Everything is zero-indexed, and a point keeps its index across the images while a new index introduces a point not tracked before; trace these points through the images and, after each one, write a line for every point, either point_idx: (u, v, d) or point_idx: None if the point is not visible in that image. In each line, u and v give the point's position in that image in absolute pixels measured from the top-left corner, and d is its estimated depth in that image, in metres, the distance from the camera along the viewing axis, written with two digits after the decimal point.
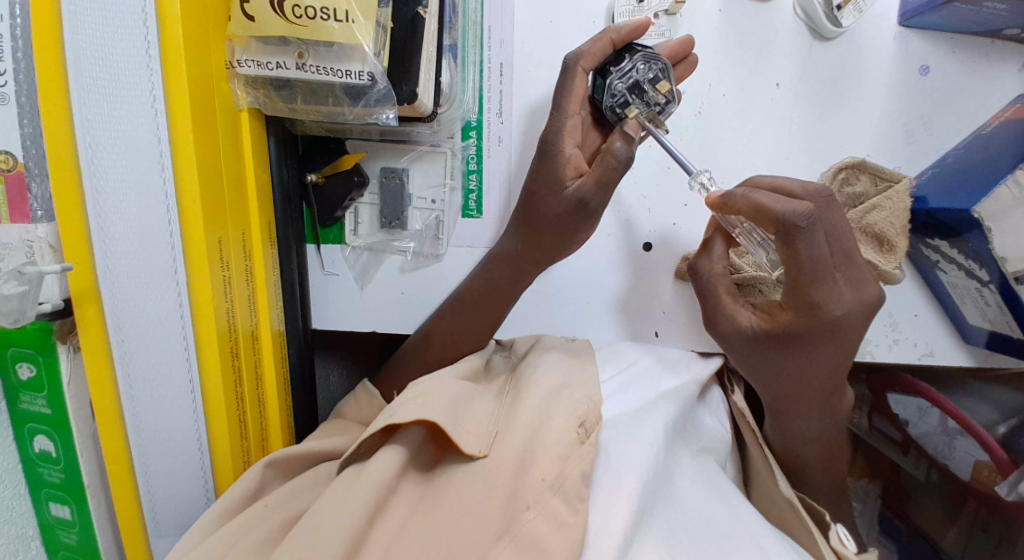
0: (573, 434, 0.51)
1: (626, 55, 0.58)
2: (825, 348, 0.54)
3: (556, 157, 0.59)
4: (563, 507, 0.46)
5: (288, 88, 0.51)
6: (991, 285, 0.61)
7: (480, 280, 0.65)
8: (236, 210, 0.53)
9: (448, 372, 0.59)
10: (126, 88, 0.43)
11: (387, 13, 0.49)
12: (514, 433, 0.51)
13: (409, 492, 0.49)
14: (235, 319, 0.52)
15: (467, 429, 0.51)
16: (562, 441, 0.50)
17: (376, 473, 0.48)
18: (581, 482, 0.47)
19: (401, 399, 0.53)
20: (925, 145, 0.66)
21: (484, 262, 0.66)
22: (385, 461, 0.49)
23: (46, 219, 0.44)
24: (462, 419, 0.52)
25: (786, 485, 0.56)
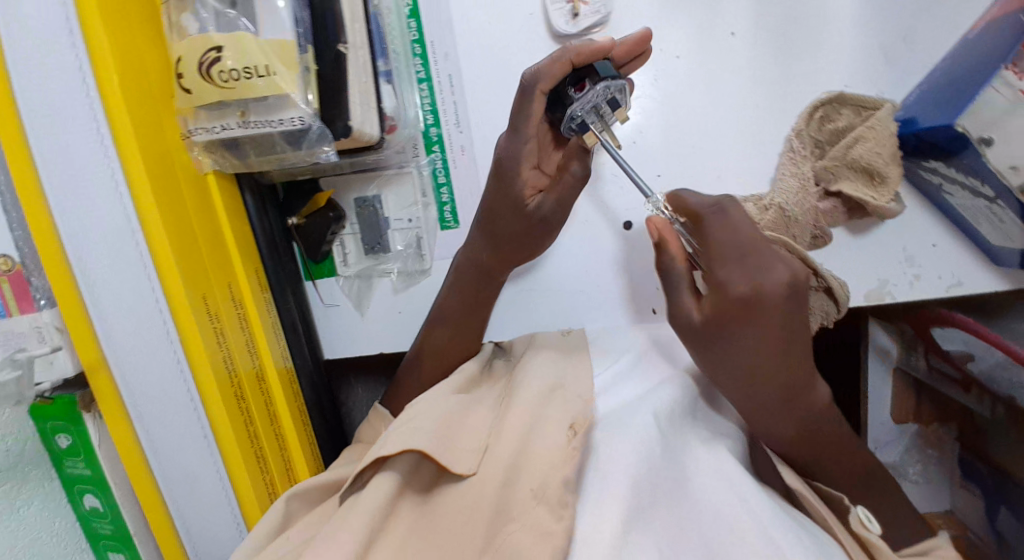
0: (562, 441, 0.53)
1: (587, 81, 0.54)
2: (752, 327, 0.48)
3: (513, 180, 0.60)
4: (546, 516, 0.47)
5: (239, 148, 0.55)
6: (999, 201, 0.56)
7: (458, 295, 0.67)
8: (218, 266, 0.57)
9: (442, 388, 0.60)
10: (89, 177, 0.48)
11: (308, 57, 0.51)
12: (503, 444, 0.53)
13: (408, 513, 0.51)
14: (235, 366, 0.57)
15: (456, 449, 0.53)
16: (556, 453, 0.52)
17: (374, 500, 0.50)
18: (562, 490, 0.48)
19: (392, 427, 0.55)
20: (912, 64, 0.61)
21: (450, 276, 0.68)
22: (381, 487, 0.51)
23: (49, 305, 0.49)
24: (451, 441, 0.53)
25: (788, 472, 0.55)
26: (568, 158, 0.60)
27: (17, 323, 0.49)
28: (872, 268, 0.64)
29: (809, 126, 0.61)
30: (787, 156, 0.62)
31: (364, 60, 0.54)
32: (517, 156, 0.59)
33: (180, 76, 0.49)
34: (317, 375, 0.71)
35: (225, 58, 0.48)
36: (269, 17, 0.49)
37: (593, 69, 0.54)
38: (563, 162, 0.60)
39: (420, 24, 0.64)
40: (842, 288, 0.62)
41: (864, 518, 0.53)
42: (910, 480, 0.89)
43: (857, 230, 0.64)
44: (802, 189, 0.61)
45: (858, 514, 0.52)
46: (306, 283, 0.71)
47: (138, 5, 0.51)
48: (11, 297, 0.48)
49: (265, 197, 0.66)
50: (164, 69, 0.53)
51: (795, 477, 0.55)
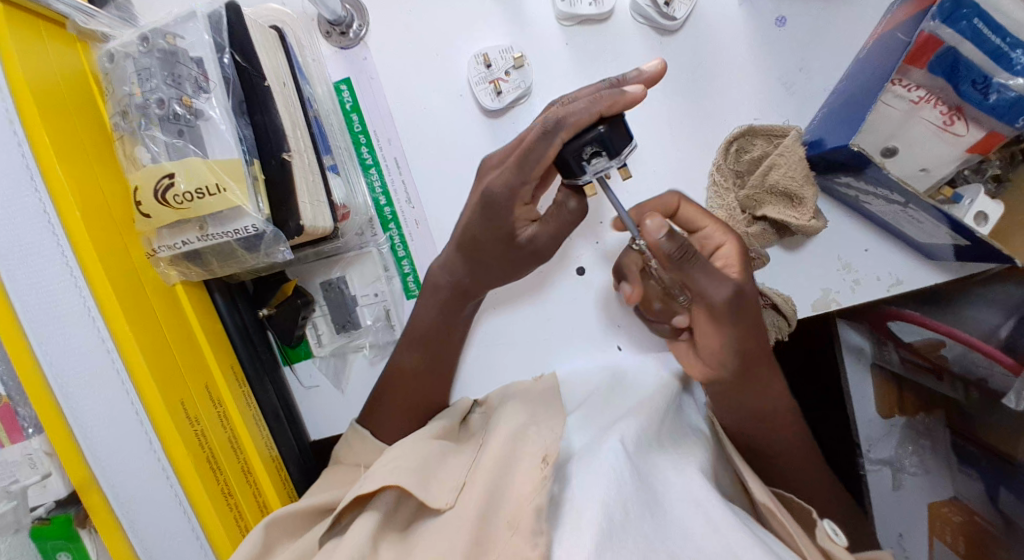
0: (537, 473, 0.54)
1: (603, 152, 0.53)
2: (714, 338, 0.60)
3: (509, 215, 0.62)
4: (524, 544, 0.48)
5: (201, 258, 0.60)
6: (912, 204, 0.58)
7: (427, 320, 0.70)
8: (194, 367, 0.61)
9: (424, 433, 0.63)
10: (62, 306, 0.51)
11: (255, 167, 0.55)
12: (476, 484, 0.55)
13: (389, 552, 0.54)
14: (218, 462, 0.60)
15: (437, 487, 0.57)
16: (531, 485, 0.53)
17: (359, 536, 0.53)
18: (535, 518, 0.50)
19: (374, 466, 0.58)
20: (810, 89, 0.66)
21: (425, 293, 0.71)
22: (363, 526, 0.54)
23: (37, 432, 0.52)
24: (432, 478, 0.57)
25: (759, 488, 0.59)
26: (565, 195, 0.62)
27: (8, 452, 0.52)
28: (812, 280, 0.68)
29: (727, 159, 0.67)
30: (713, 190, 0.68)
31: (307, 162, 0.59)
32: (513, 194, 0.61)
33: (140, 204, 0.53)
34: (305, 456, 0.73)
35: (179, 182, 0.52)
36: (215, 140, 0.54)
37: (608, 141, 0.52)
38: (560, 200, 0.62)
39: (361, 117, 0.70)
40: (785, 300, 0.67)
41: (830, 531, 0.55)
42: (908, 472, 0.89)
43: (793, 246, 0.68)
44: (730, 220, 0.67)
45: (826, 530, 0.55)
46: (285, 368, 0.74)
47: (96, 143, 0.55)
48: (0, 428, 0.51)
49: (235, 294, 0.70)
50: (125, 197, 0.57)
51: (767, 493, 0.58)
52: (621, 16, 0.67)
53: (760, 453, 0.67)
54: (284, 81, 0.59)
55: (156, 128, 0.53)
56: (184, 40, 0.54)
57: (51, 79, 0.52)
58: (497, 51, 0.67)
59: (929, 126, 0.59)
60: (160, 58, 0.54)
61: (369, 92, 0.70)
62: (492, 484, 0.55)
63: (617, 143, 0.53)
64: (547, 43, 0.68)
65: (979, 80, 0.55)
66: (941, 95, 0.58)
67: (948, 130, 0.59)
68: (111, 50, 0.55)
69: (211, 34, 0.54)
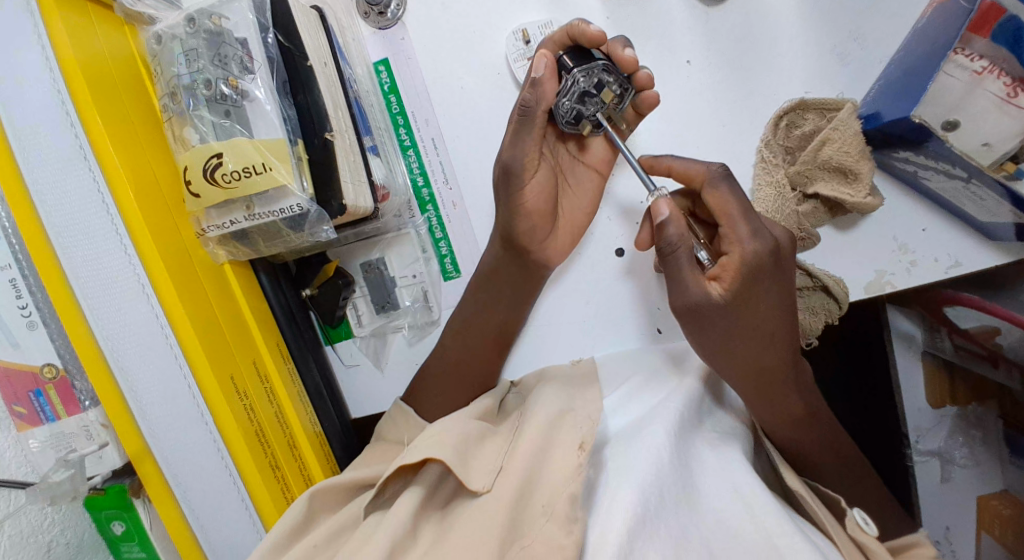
0: (573, 460, 0.53)
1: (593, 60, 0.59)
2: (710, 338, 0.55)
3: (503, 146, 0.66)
4: (557, 530, 0.48)
5: (248, 239, 0.61)
6: (974, 179, 0.55)
7: (473, 303, 0.71)
8: (241, 343, 0.62)
9: (465, 413, 0.62)
10: (116, 283, 0.52)
11: (298, 148, 0.56)
12: (514, 463, 0.54)
13: (431, 530, 0.53)
14: (266, 437, 0.61)
15: (474, 467, 0.55)
16: (566, 468, 0.52)
17: (402, 512, 0.53)
18: (569, 505, 0.49)
19: (417, 440, 0.58)
20: (864, 60, 0.63)
21: (471, 288, 0.71)
22: (407, 500, 0.54)
23: (93, 405, 0.54)
24: (471, 458, 0.56)
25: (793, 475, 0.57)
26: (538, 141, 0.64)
27: (65, 424, 0.54)
28: (864, 261, 0.66)
29: (777, 135, 0.65)
30: (760, 166, 0.66)
31: (348, 143, 0.59)
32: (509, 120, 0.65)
33: (190, 183, 0.54)
34: (347, 434, 0.75)
35: (227, 162, 0.53)
36: (261, 120, 0.54)
37: (567, 57, 0.60)
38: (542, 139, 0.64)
39: (399, 97, 0.70)
40: (837, 284, 0.64)
41: (860, 520, 0.55)
42: (957, 464, 0.86)
43: (844, 226, 0.66)
44: (780, 196, 0.64)
45: (856, 519, 0.54)
46: (327, 348, 0.76)
47: (145, 125, 0.57)
48: (58, 400, 0.53)
49: (278, 275, 0.71)
50: (174, 178, 0.59)
51: (800, 482, 0.57)
52: None
53: None
54: (326, 61, 0.59)
55: (205, 109, 0.54)
56: (230, 21, 0.55)
57: (102, 62, 0.54)
58: (536, 25, 0.67)
59: (991, 98, 0.56)
60: (205, 39, 0.55)
61: (406, 72, 0.69)
62: (530, 467, 0.54)
63: (580, 59, 0.59)
64: (587, 18, 0.67)
65: None
66: (1004, 66, 0.55)
67: (1012, 102, 0.55)
68: (159, 33, 0.56)
69: (254, 14, 0.55)
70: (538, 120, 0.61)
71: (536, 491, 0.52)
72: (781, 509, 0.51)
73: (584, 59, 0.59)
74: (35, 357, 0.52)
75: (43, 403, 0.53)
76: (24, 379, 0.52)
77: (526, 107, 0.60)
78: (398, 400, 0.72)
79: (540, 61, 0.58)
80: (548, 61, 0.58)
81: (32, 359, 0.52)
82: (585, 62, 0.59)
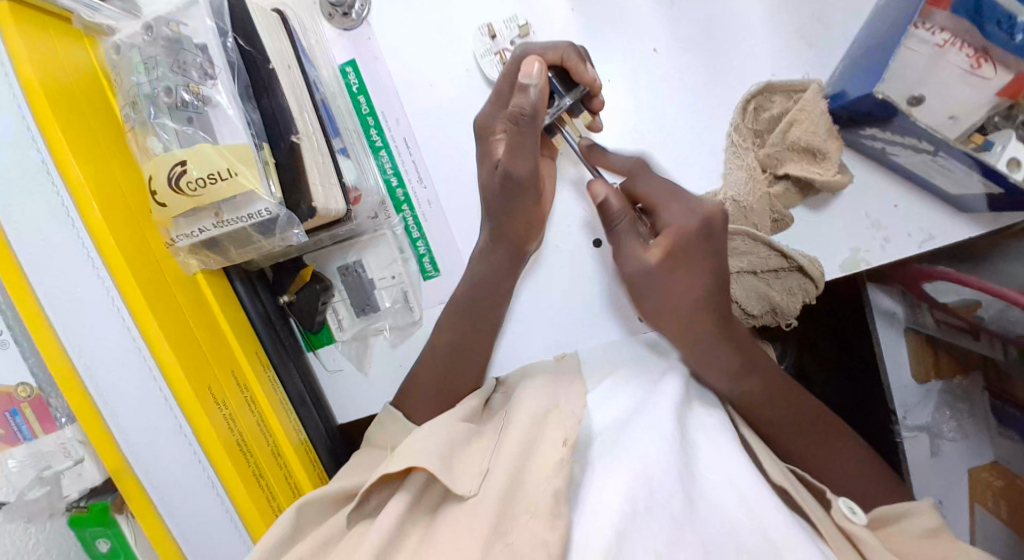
0: (555, 457, 0.54)
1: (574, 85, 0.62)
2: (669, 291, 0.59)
3: (474, 144, 0.66)
4: (541, 526, 0.48)
5: (219, 246, 0.60)
6: (941, 152, 0.55)
7: (463, 293, 0.70)
8: (218, 353, 0.61)
9: (450, 416, 0.62)
10: (87, 299, 0.51)
11: (265, 152, 0.55)
12: (499, 468, 0.54)
13: (417, 536, 0.53)
14: (248, 448, 0.61)
15: (459, 471, 0.55)
16: (548, 466, 0.53)
17: (389, 518, 0.52)
18: (553, 500, 0.49)
19: (400, 447, 0.57)
20: (828, 40, 0.64)
21: (456, 289, 0.71)
22: (393, 507, 0.54)
23: (69, 422, 0.54)
24: (455, 460, 0.56)
25: (774, 469, 0.55)
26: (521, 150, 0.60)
27: (43, 442, 0.54)
28: (838, 239, 0.66)
29: (745, 119, 0.65)
30: (731, 150, 0.66)
31: (316, 144, 0.59)
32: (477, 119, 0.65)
33: (155, 193, 0.54)
34: (334, 439, 0.75)
35: (191, 170, 0.53)
36: (224, 125, 0.54)
37: (556, 81, 0.62)
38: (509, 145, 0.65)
39: (369, 99, 0.70)
40: (812, 264, 0.65)
41: (847, 510, 0.54)
42: (946, 437, 0.86)
43: (817, 205, 0.66)
44: (751, 179, 0.65)
45: (842, 509, 0.54)
46: (309, 354, 0.75)
47: (107, 135, 0.56)
48: (35, 418, 0.53)
49: (254, 282, 0.70)
50: (140, 189, 0.58)
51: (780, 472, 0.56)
52: None
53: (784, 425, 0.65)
54: (290, 64, 0.59)
55: (167, 116, 0.54)
56: (189, 28, 0.55)
57: (62, 76, 0.53)
58: (502, 21, 0.67)
59: (956, 70, 0.57)
60: (164, 46, 0.55)
61: (374, 72, 0.69)
62: (512, 468, 0.53)
63: (567, 85, 0.62)
64: (552, 9, 0.67)
65: (1004, 21, 0.53)
66: (966, 37, 0.56)
67: (976, 73, 0.57)
68: (118, 42, 0.56)
69: (213, 19, 0.55)
70: (537, 126, 0.58)
71: (522, 491, 0.52)
72: (770, 492, 0.51)
73: (570, 85, 0.62)
74: (7, 376, 0.51)
75: (20, 421, 0.53)
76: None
77: (521, 114, 0.57)
78: (386, 406, 0.71)
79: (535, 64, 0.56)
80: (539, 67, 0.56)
81: (6, 379, 0.51)
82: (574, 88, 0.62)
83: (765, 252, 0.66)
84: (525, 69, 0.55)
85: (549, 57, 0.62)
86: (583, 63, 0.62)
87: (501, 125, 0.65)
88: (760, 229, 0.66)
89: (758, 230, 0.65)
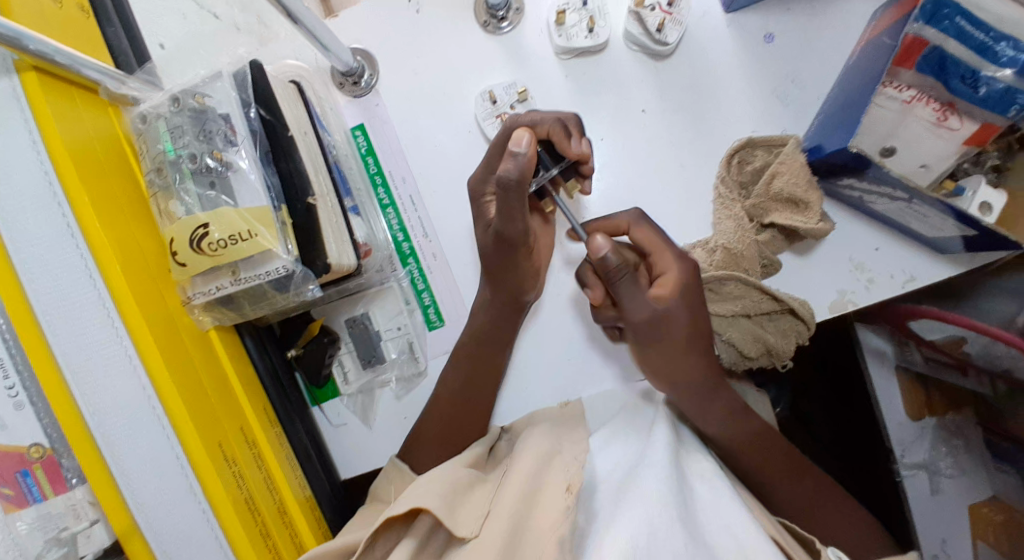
0: (561, 504, 0.54)
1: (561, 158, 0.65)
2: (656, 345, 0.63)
3: (478, 200, 0.69)
4: None
5: (234, 303, 0.62)
6: (915, 199, 0.59)
7: (467, 343, 0.71)
8: (228, 408, 0.62)
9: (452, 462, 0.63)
10: (105, 359, 0.53)
11: (282, 213, 0.58)
12: (502, 510, 0.54)
13: None
14: (255, 506, 0.60)
15: (462, 514, 0.56)
16: (553, 517, 0.53)
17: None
18: (558, 548, 0.50)
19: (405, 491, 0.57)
20: (803, 100, 0.69)
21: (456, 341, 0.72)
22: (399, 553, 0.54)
23: (80, 482, 0.54)
24: (458, 505, 0.56)
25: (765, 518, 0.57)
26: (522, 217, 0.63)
27: (53, 504, 0.53)
28: (825, 282, 0.69)
29: (730, 172, 0.70)
30: (719, 202, 0.70)
31: (330, 205, 0.62)
32: (481, 177, 0.68)
33: (176, 253, 0.56)
34: (337, 494, 0.74)
35: (212, 231, 0.55)
36: (245, 188, 0.57)
37: (544, 153, 0.64)
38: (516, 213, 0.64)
39: (377, 159, 0.73)
40: (803, 305, 0.67)
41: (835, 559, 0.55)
42: (945, 475, 0.87)
43: (803, 250, 0.69)
44: (739, 228, 0.68)
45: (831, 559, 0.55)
46: (314, 408, 0.75)
47: (129, 199, 0.58)
48: (45, 480, 0.53)
49: (263, 338, 0.72)
50: (159, 249, 0.60)
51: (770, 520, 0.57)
52: (616, 46, 0.71)
53: (781, 467, 0.66)
54: (306, 130, 0.63)
55: (189, 181, 0.57)
56: (213, 100, 0.59)
57: (89, 144, 0.56)
58: (502, 87, 0.71)
59: (923, 122, 0.63)
60: (191, 116, 0.58)
61: (382, 135, 0.73)
62: (519, 508, 0.54)
63: (555, 157, 0.65)
64: (547, 75, 0.72)
65: (967, 75, 0.58)
66: (932, 93, 0.61)
67: (943, 125, 0.62)
68: (144, 113, 0.59)
69: (237, 91, 0.59)
70: (524, 194, 0.60)
71: (526, 541, 0.52)
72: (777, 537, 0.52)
73: (558, 157, 0.65)
74: (21, 437, 0.52)
75: (31, 483, 0.53)
76: (9, 460, 0.52)
77: (508, 181, 0.59)
78: (391, 458, 0.72)
79: (523, 135, 0.57)
80: (528, 136, 0.58)
81: (20, 440, 0.52)
82: (561, 161, 0.65)
83: (758, 296, 0.68)
84: (515, 139, 0.57)
85: (538, 131, 0.65)
86: (570, 139, 0.64)
87: (488, 188, 0.69)
88: (751, 274, 0.69)
89: (749, 276, 0.68)
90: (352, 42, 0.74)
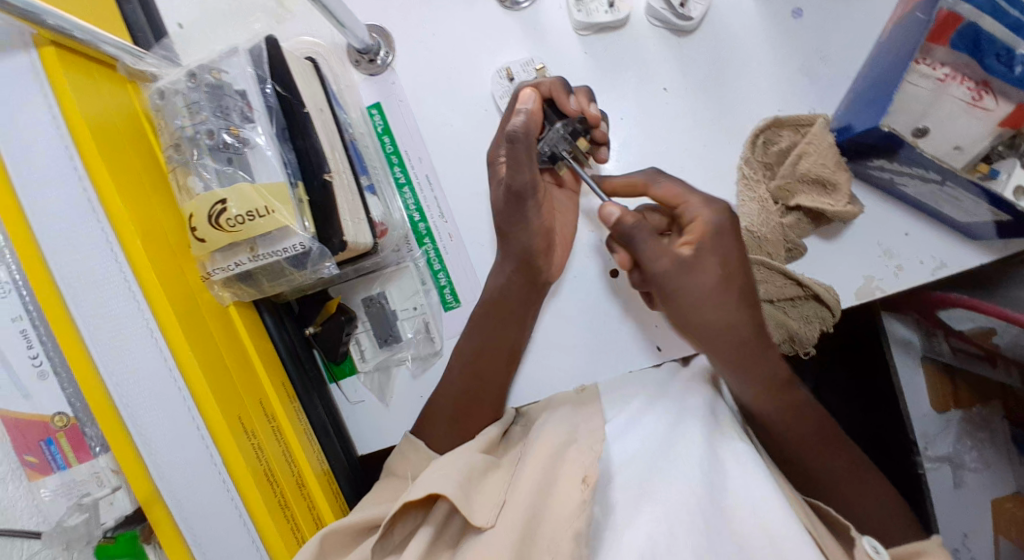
0: (574, 495, 0.54)
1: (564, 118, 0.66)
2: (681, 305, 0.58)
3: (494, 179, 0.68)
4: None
5: (252, 279, 0.63)
6: (948, 181, 0.57)
7: (483, 324, 0.71)
8: (246, 381, 0.63)
9: (469, 448, 0.63)
10: (127, 331, 0.53)
11: (299, 189, 0.58)
12: (517, 499, 0.55)
13: None
14: (275, 478, 0.61)
15: (477, 502, 0.56)
16: (569, 506, 0.53)
17: (412, 553, 0.53)
18: (574, 544, 0.50)
19: (424, 475, 0.58)
20: (831, 79, 0.67)
21: (470, 325, 0.72)
22: (417, 540, 0.54)
23: (104, 450, 0.55)
24: (473, 492, 0.56)
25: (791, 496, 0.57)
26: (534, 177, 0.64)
27: (76, 471, 0.55)
28: (851, 268, 0.67)
29: (755, 152, 0.68)
30: (742, 183, 0.68)
31: (346, 183, 0.62)
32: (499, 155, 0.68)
33: (195, 228, 0.56)
34: (354, 470, 0.74)
35: (231, 207, 0.55)
36: (262, 165, 0.57)
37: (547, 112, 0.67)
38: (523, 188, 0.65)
39: (393, 138, 0.73)
40: (827, 291, 0.65)
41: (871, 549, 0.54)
42: (968, 468, 0.85)
43: (829, 234, 0.67)
44: (764, 209, 0.67)
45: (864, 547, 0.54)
46: (332, 386, 0.76)
47: (149, 175, 0.59)
48: (69, 448, 0.54)
49: (281, 314, 0.72)
50: (178, 225, 0.61)
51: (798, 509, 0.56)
52: (637, 23, 0.70)
53: (802, 461, 0.64)
54: (322, 107, 0.63)
55: (208, 157, 0.57)
56: (228, 75, 0.58)
57: (110, 120, 0.57)
58: (519, 64, 0.70)
59: (957, 103, 0.60)
60: (207, 92, 0.58)
61: (398, 114, 0.73)
62: (533, 503, 0.54)
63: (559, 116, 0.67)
64: (567, 52, 0.71)
65: (1002, 53, 0.54)
66: (966, 71, 0.58)
67: (978, 105, 0.59)
68: (161, 88, 0.59)
69: (253, 67, 0.59)
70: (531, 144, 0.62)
71: (540, 526, 0.53)
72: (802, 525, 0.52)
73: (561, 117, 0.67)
74: (45, 406, 0.53)
75: (54, 450, 0.54)
76: (34, 429, 0.54)
77: (516, 133, 0.61)
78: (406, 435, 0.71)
79: (528, 95, 0.64)
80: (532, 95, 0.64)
81: (43, 409, 0.53)
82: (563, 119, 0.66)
83: (781, 281, 0.67)
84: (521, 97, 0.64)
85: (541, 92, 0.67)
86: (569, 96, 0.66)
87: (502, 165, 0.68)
88: (774, 258, 0.67)
89: (772, 259, 0.67)
90: (369, 19, 0.73)
